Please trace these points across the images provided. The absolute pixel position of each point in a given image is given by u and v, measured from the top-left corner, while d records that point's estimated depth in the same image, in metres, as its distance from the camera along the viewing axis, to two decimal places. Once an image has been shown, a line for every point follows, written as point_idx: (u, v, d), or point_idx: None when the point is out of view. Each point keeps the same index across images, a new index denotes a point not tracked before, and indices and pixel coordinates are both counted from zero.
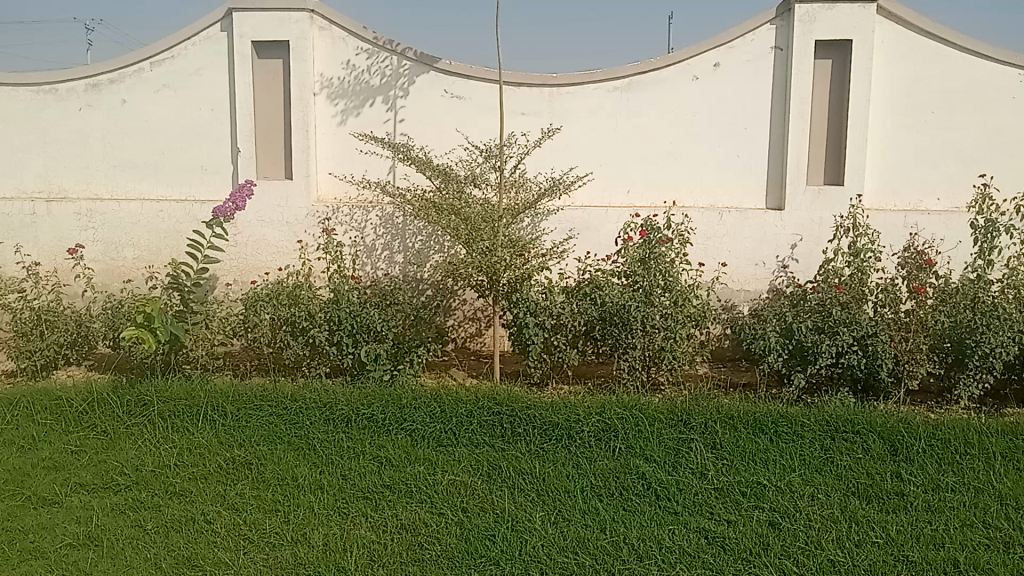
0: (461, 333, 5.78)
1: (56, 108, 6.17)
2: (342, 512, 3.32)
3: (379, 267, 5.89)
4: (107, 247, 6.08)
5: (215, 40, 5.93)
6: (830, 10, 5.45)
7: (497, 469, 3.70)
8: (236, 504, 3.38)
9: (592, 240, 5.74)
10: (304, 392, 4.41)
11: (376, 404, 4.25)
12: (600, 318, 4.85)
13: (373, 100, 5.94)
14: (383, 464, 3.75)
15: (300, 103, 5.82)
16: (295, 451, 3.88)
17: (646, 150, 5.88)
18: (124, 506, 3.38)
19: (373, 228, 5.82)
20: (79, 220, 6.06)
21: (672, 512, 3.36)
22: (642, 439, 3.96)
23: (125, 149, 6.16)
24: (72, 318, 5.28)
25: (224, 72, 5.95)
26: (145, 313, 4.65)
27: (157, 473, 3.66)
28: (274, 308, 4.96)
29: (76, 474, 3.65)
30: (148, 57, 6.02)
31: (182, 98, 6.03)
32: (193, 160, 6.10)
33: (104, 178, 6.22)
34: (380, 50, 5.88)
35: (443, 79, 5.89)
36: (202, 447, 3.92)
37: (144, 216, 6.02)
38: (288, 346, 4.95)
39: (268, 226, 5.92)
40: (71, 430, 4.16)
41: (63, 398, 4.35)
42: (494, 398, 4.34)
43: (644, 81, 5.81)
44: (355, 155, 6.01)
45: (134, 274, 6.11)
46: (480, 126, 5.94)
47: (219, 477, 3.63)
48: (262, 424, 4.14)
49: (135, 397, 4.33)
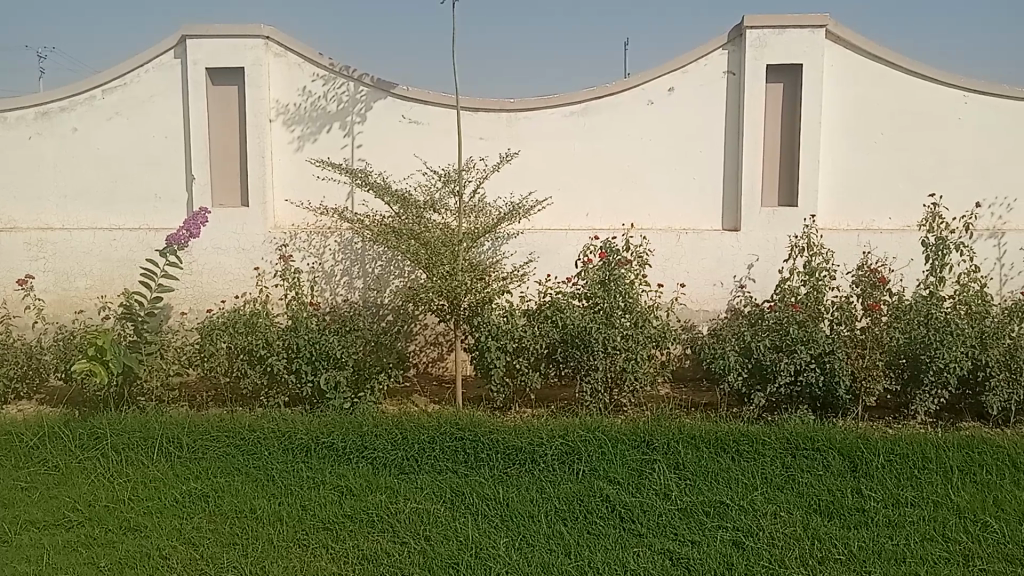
0: (422, 358, 5.74)
1: (4, 137, 6.05)
2: (302, 544, 3.25)
3: (339, 293, 5.83)
4: (58, 278, 5.95)
5: (168, 67, 5.87)
6: (780, 35, 5.58)
7: (460, 495, 3.66)
8: (193, 538, 3.29)
9: (551, 263, 5.75)
10: (263, 422, 4.34)
11: (336, 432, 4.19)
12: (562, 340, 4.86)
13: (330, 126, 5.91)
14: (343, 493, 3.68)
15: (256, 129, 5.78)
16: (254, 482, 3.80)
17: (604, 174, 5.93)
18: (76, 543, 3.27)
19: (332, 254, 5.78)
20: (29, 251, 5.94)
21: (637, 534, 3.35)
22: (606, 460, 3.96)
23: (76, 178, 6.05)
24: (22, 351, 5.15)
25: (178, 99, 5.89)
26: (97, 345, 4.54)
27: (111, 508, 3.55)
28: (230, 336, 4.89)
29: (26, 511, 3.53)
30: (99, 85, 5.94)
31: (135, 126, 5.95)
32: (147, 188, 6.01)
33: (54, 207, 6.09)
34: (337, 76, 5.86)
35: (401, 105, 5.89)
36: (157, 480, 3.82)
37: (96, 245, 5.91)
38: (245, 376, 4.88)
39: (224, 254, 5.85)
40: (20, 465, 4.02)
41: (13, 433, 4.23)
42: (456, 424, 4.29)
43: (600, 105, 5.87)
44: (312, 181, 5.97)
45: (85, 305, 5.97)
46: (438, 151, 5.94)
47: (175, 511, 3.53)
48: (219, 456, 4.05)
49: (88, 431, 4.22)
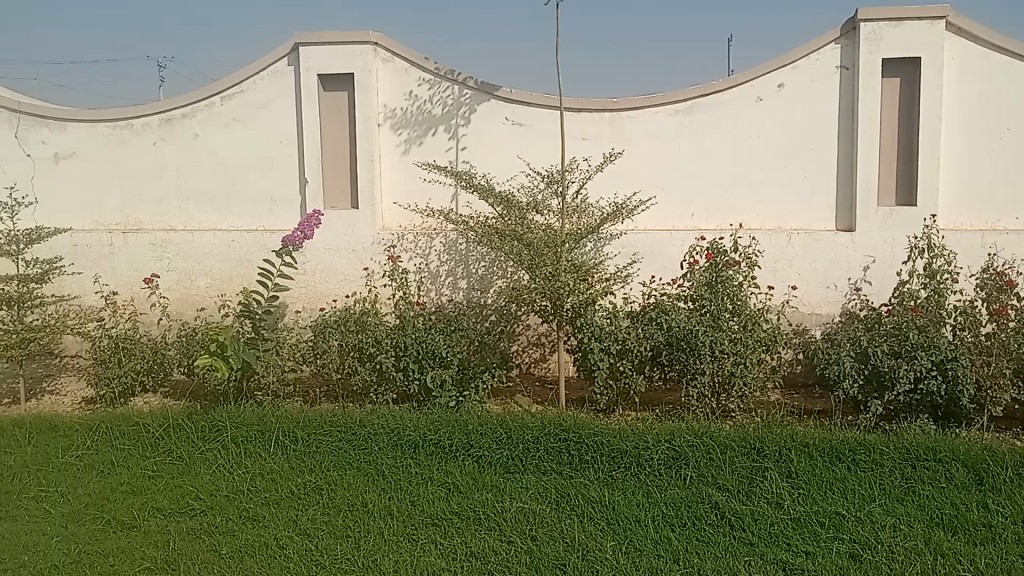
0: (525, 358, 5.78)
1: (132, 143, 6.41)
2: (411, 539, 3.32)
3: (444, 293, 5.93)
4: (182, 276, 6.27)
5: (282, 74, 6.09)
6: (897, 28, 5.35)
7: (565, 497, 3.66)
8: (308, 529, 3.40)
9: (656, 264, 5.69)
10: (373, 418, 4.44)
11: (443, 430, 4.25)
12: (667, 342, 4.77)
13: (435, 129, 6.01)
14: (450, 490, 3.74)
15: (365, 133, 5.94)
16: (365, 476, 3.90)
17: (710, 174, 5.82)
18: (200, 531, 3.43)
19: (437, 255, 5.88)
20: (155, 251, 6.28)
21: (748, 543, 3.27)
22: (714, 467, 3.88)
23: (197, 181, 6.35)
24: (148, 346, 5.44)
25: (291, 105, 6.11)
26: (218, 341, 4.77)
27: (231, 498, 3.71)
28: (342, 334, 5.05)
29: (154, 498, 3.73)
30: (218, 92, 6.22)
31: (252, 132, 6.20)
32: (263, 191, 6.26)
33: (177, 209, 6.41)
34: (442, 80, 5.96)
35: (504, 107, 5.94)
36: (274, 472, 3.97)
37: (216, 246, 6.20)
38: (355, 372, 5.02)
39: (336, 255, 6.03)
40: (147, 455, 4.25)
41: (141, 424, 4.47)
42: (560, 424, 4.28)
43: (706, 103, 5.76)
44: (418, 184, 6.09)
45: (207, 302, 6.28)
46: (542, 152, 5.96)
47: (291, 502, 3.66)
48: (332, 450, 4.18)
49: (210, 423, 4.42)
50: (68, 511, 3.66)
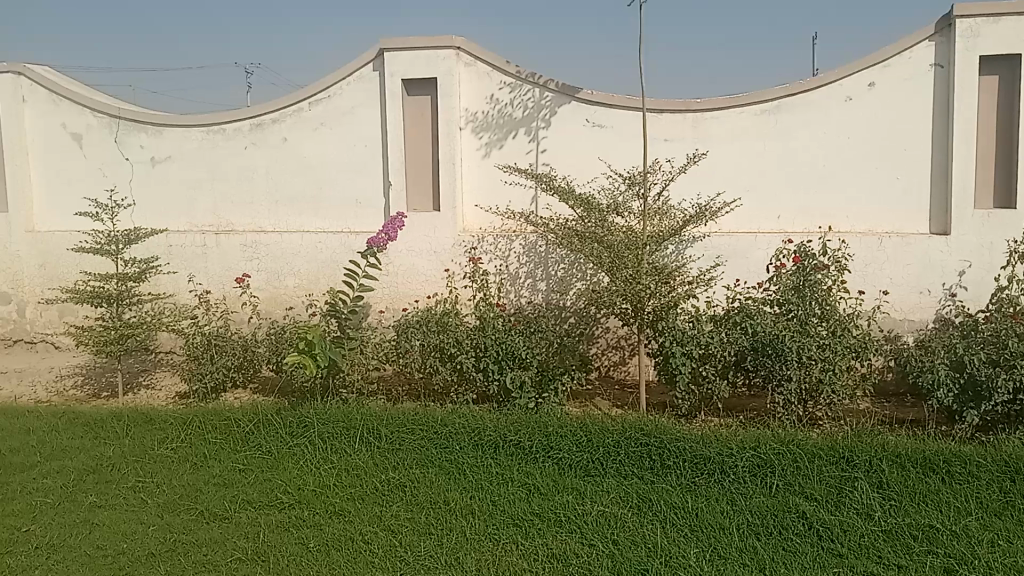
0: (605, 361, 5.76)
1: (224, 147, 6.64)
2: (493, 538, 3.35)
3: (523, 294, 5.95)
4: (270, 276, 6.47)
5: (367, 79, 6.22)
6: (995, 24, 5.16)
7: (647, 501, 3.63)
8: (392, 525, 3.47)
9: (741, 268, 5.60)
10: (454, 417, 4.50)
11: (523, 431, 4.27)
12: (752, 347, 4.69)
13: (516, 132, 6.05)
14: (531, 491, 3.76)
15: (447, 137, 6.01)
16: (447, 475, 3.95)
17: (796, 175, 5.69)
18: (288, 524, 3.53)
19: (517, 257, 5.91)
20: (245, 252, 6.50)
21: (837, 554, 3.19)
22: (802, 476, 3.79)
23: (286, 184, 6.54)
24: (238, 343, 5.62)
25: (376, 110, 6.23)
26: (307, 339, 4.91)
27: (318, 493, 3.81)
28: (424, 334, 5.13)
29: (244, 491, 3.86)
30: (306, 98, 6.39)
31: (338, 136, 6.36)
32: (348, 194, 6.41)
33: (266, 211, 6.62)
34: (523, 83, 5.99)
35: (585, 109, 5.93)
36: (358, 468, 4.06)
37: (304, 247, 6.38)
38: (436, 372, 5.08)
39: (418, 256, 6.13)
40: (238, 449, 4.40)
41: (232, 418, 4.62)
42: (642, 429, 4.25)
43: (792, 104, 5.64)
44: (499, 186, 6.14)
45: (294, 302, 6.46)
46: (624, 154, 5.92)
47: (375, 498, 3.74)
48: (414, 448, 4.24)
49: (297, 419, 4.54)
50: (164, 501, 3.81)
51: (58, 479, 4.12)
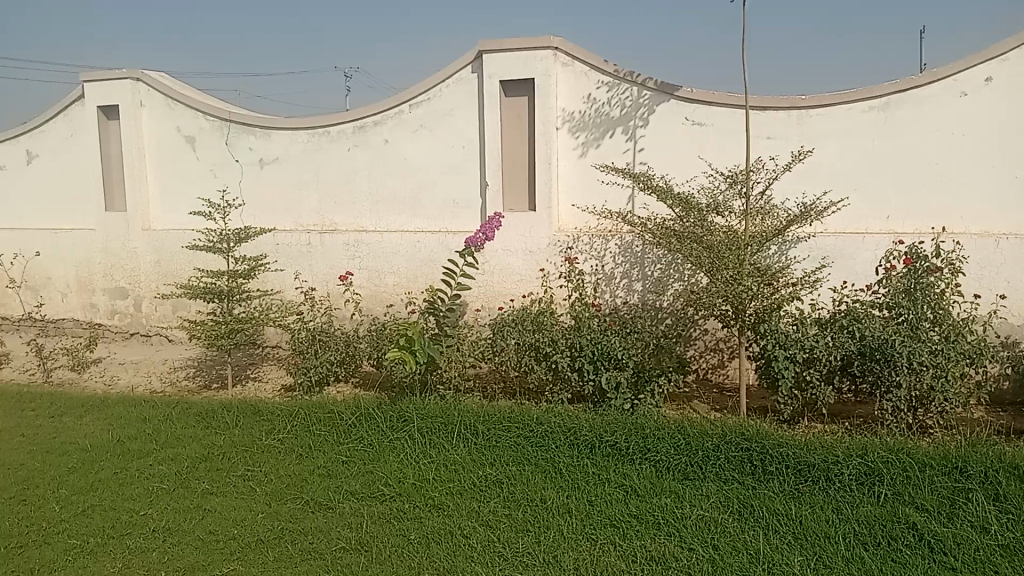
0: (702, 364, 5.67)
1: (328, 149, 6.84)
2: (591, 538, 3.34)
3: (619, 295, 5.92)
4: (371, 274, 6.67)
5: (466, 81, 6.29)
6: None
7: (748, 507, 3.56)
8: (490, 520, 3.51)
9: (847, 269, 5.43)
10: (549, 416, 4.50)
11: (620, 432, 4.24)
12: (860, 352, 4.54)
13: (613, 131, 6.01)
14: (628, 492, 3.73)
15: (544, 137, 6.03)
16: (543, 473, 3.97)
17: (906, 174, 5.46)
18: (389, 515, 3.61)
19: (612, 257, 5.88)
20: (347, 250, 6.72)
21: (950, 568, 3.05)
22: (911, 486, 3.64)
23: (386, 185, 6.69)
24: (341, 339, 5.77)
25: (474, 111, 6.30)
26: (407, 336, 5.03)
27: (418, 486, 3.89)
28: (520, 333, 5.16)
29: (348, 482, 3.97)
30: (406, 100, 6.51)
31: (437, 137, 6.46)
32: (446, 194, 6.50)
33: (367, 212, 6.78)
34: (621, 81, 5.94)
35: (684, 107, 5.83)
36: (456, 463, 4.11)
37: (403, 246, 6.54)
38: (532, 371, 5.10)
39: (513, 255, 6.18)
40: (341, 441, 4.53)
41: (335, 412, 4.76)
42: (743, 433, 4.16)
43: (903, 100, 5.42)
44: (596, 185, 6.11)
45: (394, 299, 6.64)
46: (724, 152, 5.80)
47: (473, 493, 3.78)
48: (510, 446, 4.27)
49: (397, 413, 4.63)
50: (271, 490, 3.95)
51: (173, 466, 4.33)
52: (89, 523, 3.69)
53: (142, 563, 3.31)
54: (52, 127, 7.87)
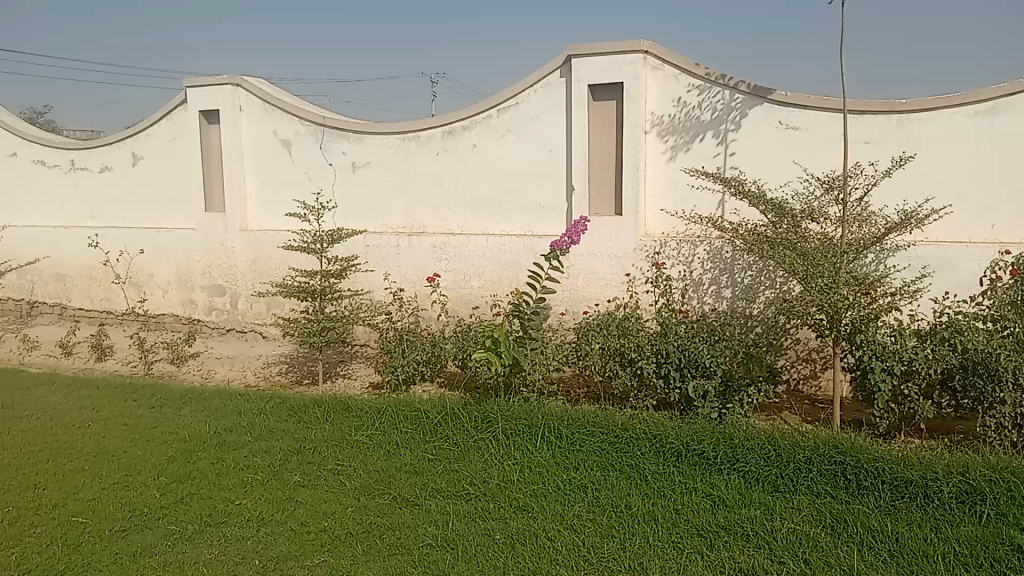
0: (794, 374, 5.54)
1: (418, 153, 6.95)
2: (677, 547, 3.29)
3: (707, 301, 5.83)
4: (457, 276, 6.76)
5: (554, 85, 6.30)
6: None
7: (842, 522, 3.45)
8: (575, 524, 3.50)
9: (948, 280, 5.21)
10: (635, 422, 4.46)
11: (708, 441, 4.17)
12: (961, 365, 4.34)
13: (704, 134, 5.92)
14: (716, 503, 3.66)
15: (632, 141, 5.98)
16: (628, 480, 3.93)
17: (1014, 181, 5.21)
18: (475, 515, 3.64)
19: (700, 263, 5.79)
20: (435, 252, 6.83)
21: None
22: (1017, 507, 3.47)
23: (473, 189, 6.76)
24: (428, 339, 5.86)
25: (562, 116, 6.30)
26: (494, 338, 5.07)
27: (502, 486, 3.91)
28: (604, 338, 5.13)
29: (434, 480, 4.02)
30: (495, 105, 6.56)
31: (525, 142, 6.48)
32: (532, 198, 6.52)
33: (454, 215, 6.87)
34: (712, 85, 5.84)
35: (778, 111, 5.69)
36: (541, 466, 4.12)
37: (489, 250, 6.59)
38: (617, 376, 5.06)
39: (599, 260, 6.17)
40: (427, 439, 4.59)
41: (421, 410, 4.83)
42: (836, 446, 4.04)
43: (1012, 103, 5.16)
44: (685, 190, 6.03)
45: (479, 301, 6.71)
46: (820, 157, 5.63)
47: (558, 496, 3.78)
48: (594, 450, 4.25)
49: (482, 414, 4.67)
50: (361, 484, 4.04)
51: (267, 458, 4.47)
52: (189, 509, 3.85)
53: (237, 551, 3.42)
54: (157, 130, 8.23)
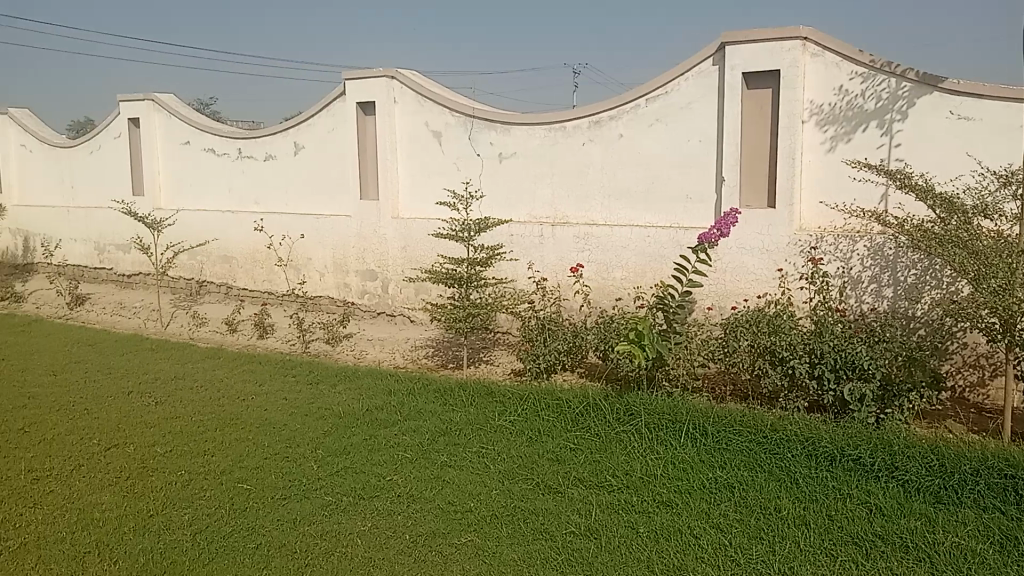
0: (959, 381, 5.21)
1: (564, 143, 6.98)
2: (830, 554, 3.18)
3: (865, 300, 5.56)
4: (600, 268, 6.75)
5: (706, 74, 6.16)
6: None
7: (1014, 540, 3.22)
8: (722, 523, 3.44)
9: None
10: (786, 423, 4.33)
11: (864, 446, 4.00)
12: None
13: (866, 124, 5.63)
14: (872, 511, 3.51)
15: (788, 131, 5.77)
16: (778, 482, 3.82)
17: None
18: (618, 506, 3.65)
19: (860, 259, 5.53)
20: (578, 243, 6.85)
21: None
22: None
23: (619, 179, 6.72)
24: (570, 329, 5.91)
25: (714, 105, 6.16)
26: (637, 330, 5.07)
27: (646, 481, 3.89)
28: (753, 335, 5.00)
29: (577, 469, 4.05)
30: (644, 94, 6.49)
31: (674, 131, 6.38)
32: (679, 189, 6.42)
33: (599, 205, 6.86)
34: (877, 72, 5.54)
35: (950, 100, 5.35)
36: (686, 462, 4.07)
37: (633, 241, 6.54)
38: (766, 375, 4.91)
39: (749, 254, 6.01)
40: (569, 428, 4.63)
41: (563, 399, 4.87)
42: (1008, 460, 3.78)
43: None
44: (845, 182, 5.76)
45: (622, 293, 6.68)
46: (996, 149, 5.25)
47: (704, 494, 3.73)
48: (742, 449, 4.15)
49: (624, 405, 4.66)
50: (505, 468, 4.13)
51: (416, 437, 4.64)
52: (345, 482, 4.06)
53: (389, 524, 3.58)
54: (318, 120, 8.65)
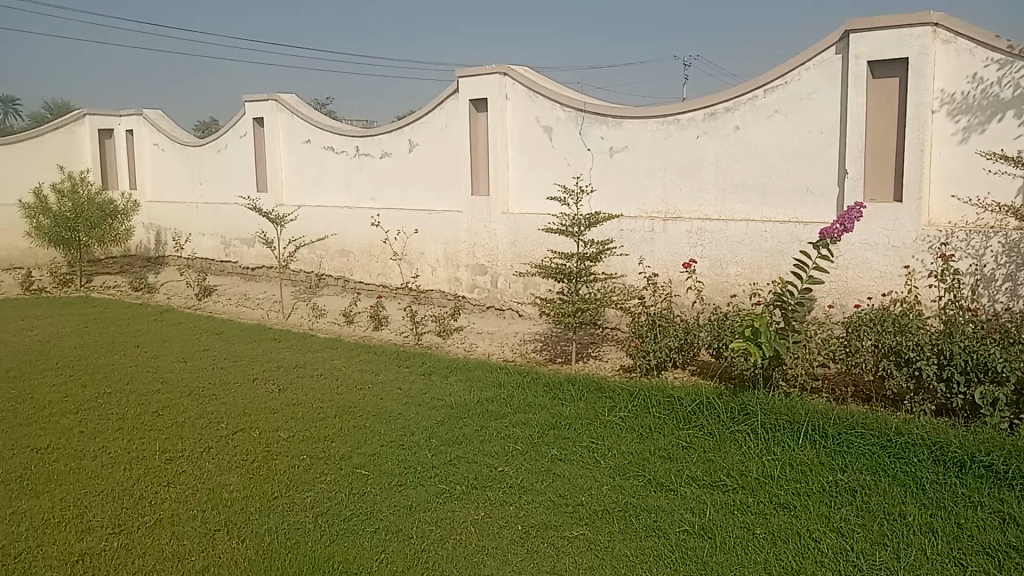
0: None
1: (678, 137, 6.89)
2: (960, 563, 3.05)
3: (999, 300, 5.28)
4: (713, 264, 6.64)
5: (828, 63, 5.96)
6: None
7: None
8: (842, 528, 3.34)
9: None
10: (912, 427, 4.16)
11: (997, 452, 3.80)
12: None
13: (1003, 114, 5.34)
14: (1006, 520, 3.34)
15: (917, 121, 5.52)
16: (902, 487, 3.68)
17: None
18: (733, 506, 3.60)
19: (994, 256, 5.26)
20: (690, 238, 6.76)
21: None
22: None
23: (735, 173, 6.58)
24: (681, 327, 5.83)
25: (836, 95, 5.95)
26: (753, 327, 4.97)
27: (761, 482, 3.82)
28: (878, 334, 4.80)
29: (690, 467, 4.02)
30: (761, 86, 6.34)
31: (793, 123, 6.21)
32: (799, 183, 6.24)
33: (713, 199, 6.74)
34: (1016, 59, 5.25)
35: None
36: (804, 464, 3.97)
37: (749, 236, 6.41)
38: (890, 376, 4.73)
39: (873, 250, 5.79)
40: (681, 426, 4.58)
41: (674, 396, 4.82)
42: None
43: None
44: (979, 175, 5.48)
45: (737, 290, 6.56)
46: None
47: (823, 497, 3.63)
48: (864, 452, 4.01)
49: (739, 405, 4.57)
50: (616, 464, 4.13)
51: (526, 429, 4.70)
52: (460, 471, 4.16)
53: (501, 515, 3.64)
54: (432, 117, 8.83)
